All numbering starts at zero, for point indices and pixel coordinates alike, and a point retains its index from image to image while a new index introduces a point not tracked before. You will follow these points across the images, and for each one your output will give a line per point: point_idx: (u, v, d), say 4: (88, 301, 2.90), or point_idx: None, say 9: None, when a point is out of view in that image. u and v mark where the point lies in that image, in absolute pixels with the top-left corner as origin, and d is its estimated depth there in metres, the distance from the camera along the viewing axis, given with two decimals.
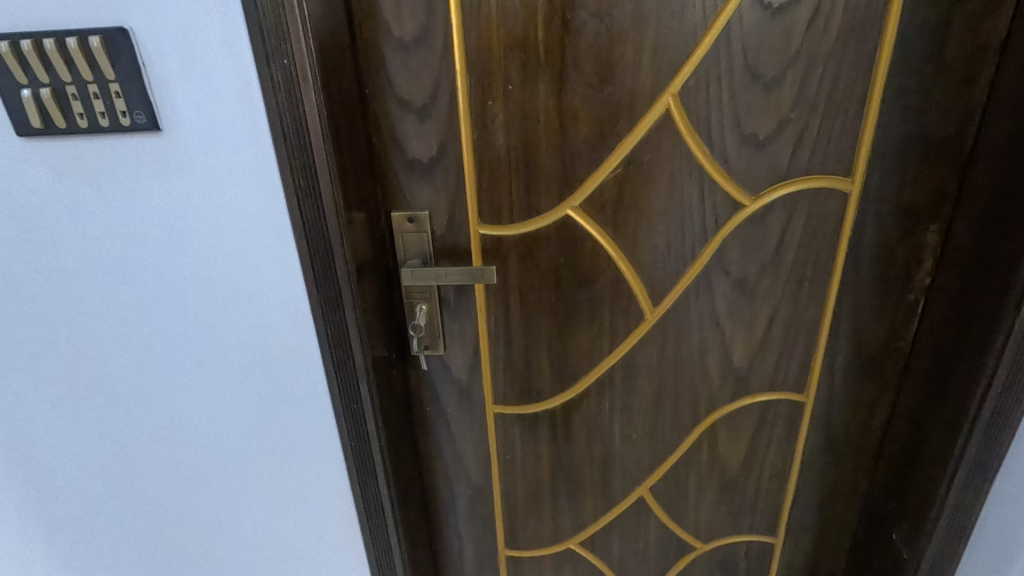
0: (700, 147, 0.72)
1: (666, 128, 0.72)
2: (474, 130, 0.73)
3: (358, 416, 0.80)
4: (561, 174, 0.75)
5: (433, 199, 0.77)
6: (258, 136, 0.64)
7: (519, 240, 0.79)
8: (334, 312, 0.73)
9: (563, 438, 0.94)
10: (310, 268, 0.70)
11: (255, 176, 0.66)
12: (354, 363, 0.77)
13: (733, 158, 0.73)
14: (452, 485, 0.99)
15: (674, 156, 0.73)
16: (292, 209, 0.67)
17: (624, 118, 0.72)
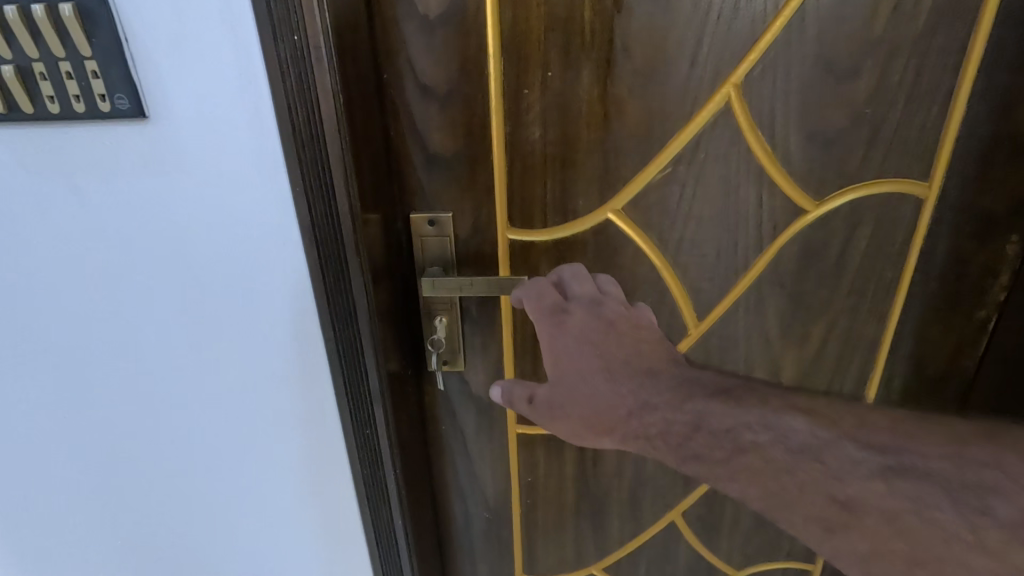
0: (761, 145, 0.64)
1: (723, 123, 0.64)
2: (507, 122, 0.65)
3: (370, 440, 0.72)
4: (603, 172, 0.67)
5: (456, 200, 0.69)
6: (262, 126, 0.55)
7: (552, 247, 0.71)
8: (347, 328, 0.64)
9: (591, 459, 0.87)
10: (320, 278, 0.61)
11: (259, 173, 0.57)
12: (368, 384, 0.68)
13: (797, 157, 0.65)
14: (467, 509, 0.92)
15: (731, 154, 0.65)
16: (301, 211, 0.58)
17: (678, 111, 0.63)
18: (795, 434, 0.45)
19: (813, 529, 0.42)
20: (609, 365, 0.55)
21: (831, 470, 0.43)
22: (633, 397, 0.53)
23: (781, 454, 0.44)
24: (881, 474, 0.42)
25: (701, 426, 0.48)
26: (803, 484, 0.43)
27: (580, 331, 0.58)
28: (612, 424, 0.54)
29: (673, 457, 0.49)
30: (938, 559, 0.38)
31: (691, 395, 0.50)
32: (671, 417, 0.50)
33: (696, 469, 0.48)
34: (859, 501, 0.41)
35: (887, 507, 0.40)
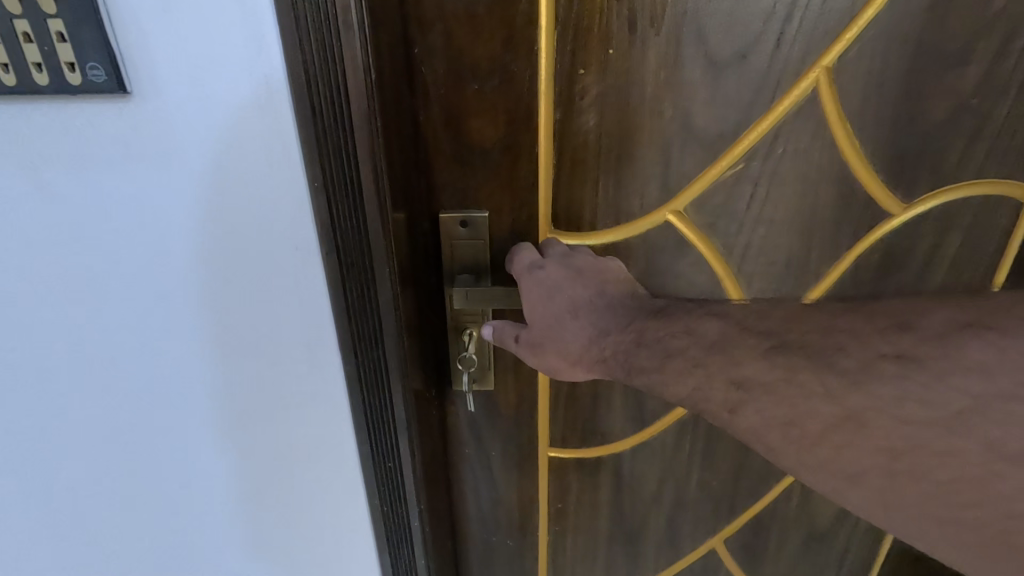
0: (851, 139, 0.56)
1: (809, 113, 0.55)
2: (557, 107, 0.55)
3: (392, 474, 0.64)
4: (665, 168, 0.58)
5: (493, 197, 0.59)
6: (272, 108, 0.45)
7: (601, 252, 0.62)
8: (370, 349, 0.56)
9: (629, 485, 0.79)
10: (340, 290, 0.52)
11: (270, 169, 0.48)
12: (393, 411, 0.60)
13: (887, 154, 0.57)
14: (490, 539, 0.83)
15: (813, 149, 0.57)
16: (322, 213, 0.49)
17: (759, 97, 0.54)
18: (707, 332, 0.48)
19: (719, 408, 0.46)
20: (576, 306, 0.55)
21: (727, 355, 0.46)
22: (594, 328, 0.54)
23: (687, 343, 0.48)
24: (765, 354, 0.44)
25: (641, 342, 0.51)
26: (710, 372, 0.46)
27: (556, 278, 0.56)
28: (570, 354, 0.55)
29: (621, 372, 0.51)
30: (806, 415, 0.42)
31: (635, 318, 0.53)
32: (619, 339, 0.52)
33: (641, 380, 0.50)
34: (752, 381, 0.44)
35: (770, 380, 0.43)
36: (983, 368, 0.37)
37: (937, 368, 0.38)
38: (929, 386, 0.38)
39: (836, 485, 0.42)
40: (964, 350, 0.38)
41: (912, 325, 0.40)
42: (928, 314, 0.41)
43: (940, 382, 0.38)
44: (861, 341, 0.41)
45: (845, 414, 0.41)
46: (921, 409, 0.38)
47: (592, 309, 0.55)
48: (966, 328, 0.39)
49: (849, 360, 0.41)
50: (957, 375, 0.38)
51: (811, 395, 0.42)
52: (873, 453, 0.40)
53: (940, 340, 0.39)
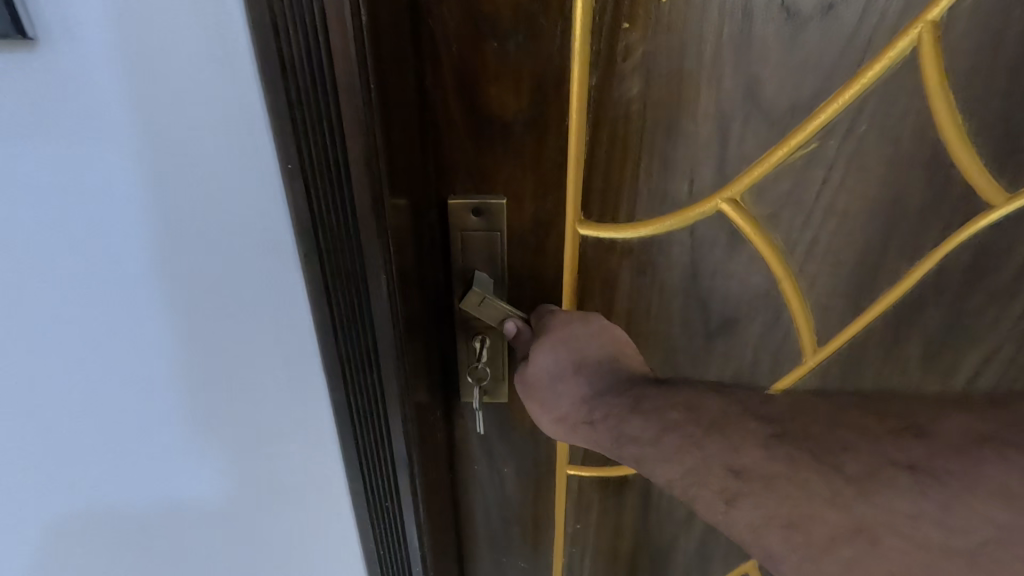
0: (952, 113, 0.46)
1: (904, 80, 0.45)
2: (595, 71, 0.45)
3: (389, 511, 0.56)
4: (721, 150, 0.48)
5: (512, 182, 0.50)
6: (232, 72, 0.36)
7: (636, 248, 0.53)
8: (363, 371, 0.47)
9: (655, 507, 0.71)
10: (325, 301, 0.44)
11: (234, 146, 0.39)
12: (390, 443, 0.51)
13: (992, 131, 0.47)
14: (500, 561, 0.75)
15: (904, 125, 0.47)
16: (298, 205, 0.40)
17: (843, 60, 0.44)
18: (706, 411, 0.40)
19: (715, 499, 0.37)
20: (581, 361, 0.49)
21: (724, 439, 0.38)
22: (592, 388, 0.47)
23: (683, 418, 0.41)
24: (765, 443, 0.37)
25: (636, 408, 0.43)
26: (707, 454, 0.38)
27: (569, 327, 0.50)
28: (557, 410, 0.49)
29: (608, 439, 0.44)
30: (810, 517, 0.33)
31: (640, 385, 0.45)
32: (614, 404, 0.45)
33: (631, 453, 0.43)
34: (752, 471, 0.36)
35: (772, 475, 0.35)
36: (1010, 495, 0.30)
37: (957, 487, 0.31)
38: (948, 506, 0.31)
39: None
40: (985, 472, 0.31)
41: (925, 430, 0.33)
42: (941, 419, 0.34)
43: (959, 502, 0.31)
44: (870, 443, 0.34)
45: (853, 525, 0.32)
46: (936, 530, 0.31)
47: (595, 368, 0.48)
48: (983, 443, 0.32)
49: (857, 464, 0.33)
50: (984, 502, 0.30)
51: (812, 495, 0.34)
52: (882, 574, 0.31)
53: (958, 451, 0.32)
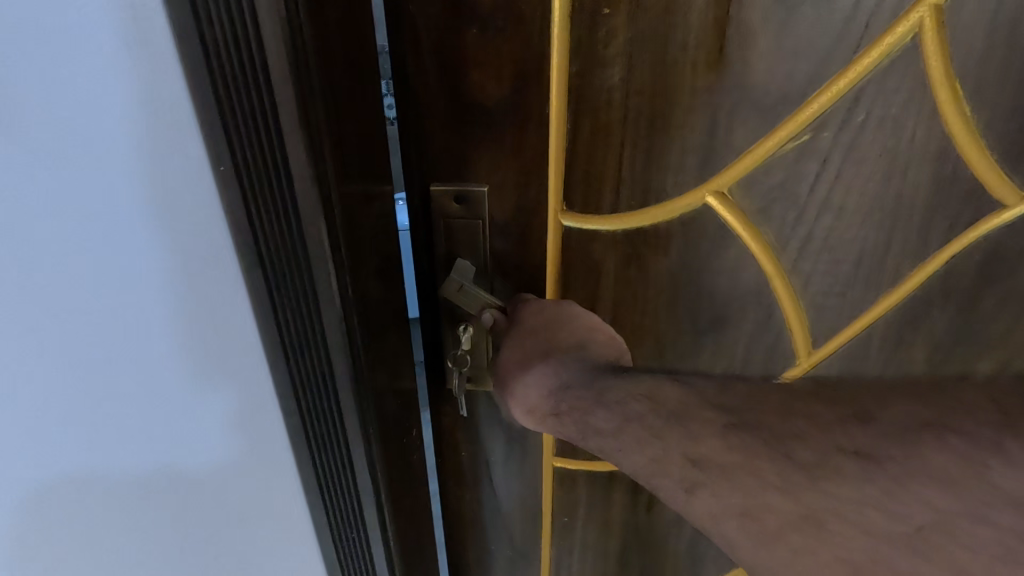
0: (958, 105, 0.43)
1: (904, 69, 0.42)
2: (575, 58, 0.45)
3: (351, 520, 0.54)
4: (708, 140, 0.46)
5: (494, 170, 0.50)
6: (153, 66, 0.34)
7: (621, 240, 0.52)
8: (317, 381, 0.46)
9: (644, 504, 0.70)
10: (272, 309, 0.42)
11: (160, 148, 0.36)
12: (350, 461, 0.50)
13: (1004, 122, 0.43)
14: (487, 549, 0.76)
15: (905, 117, 0.44)
16: (239, 217, 0.38)
17: (837, 47, 0.42)
18: (666, 400, 0.40)
19: (676, 488, 0.36)
20: (550, 351, 0.49)
21: (684, 429, 0.37)
22: (561, 378, 0.47)
23: (642, 411, 0.40)
24: (720, 433, 0.36)
25: (601, 398, 0.43)
26: (667, 446, 0.37)
27: (538, 318, 0.51)
28: (528, 400, 0.49)
29: (573, 429, 0.44)
30: (761, 507, 0.33)
31: (606, 375, 0.45)
32: (580, 396, 0.45)
33: (594, 442, 0.42)
34: (710, 461, 0.35)
35: (728, 464, 0.34)
36: (948, 480, 0.29)
37: (898, 469, 0.30)
38: (892, 492, 0.29)
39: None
40: (928, 460, 0.29)
41: (869, 416, 0.32)
42: (886, 402, 0.33)
43: (901, 487, 0.29)
44: (820, 430, 0.33)
45: (802, 511, 0.31)
46: (883, 518, 0.29)
47: (565, 359, 0.48)
48: (924, 428, 0.30)
49: (807, 451, 0.32)
50: (920, 484, 0.29)
51: (767, 485, 0.33)
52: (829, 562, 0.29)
53: (904, 438, 0.31)
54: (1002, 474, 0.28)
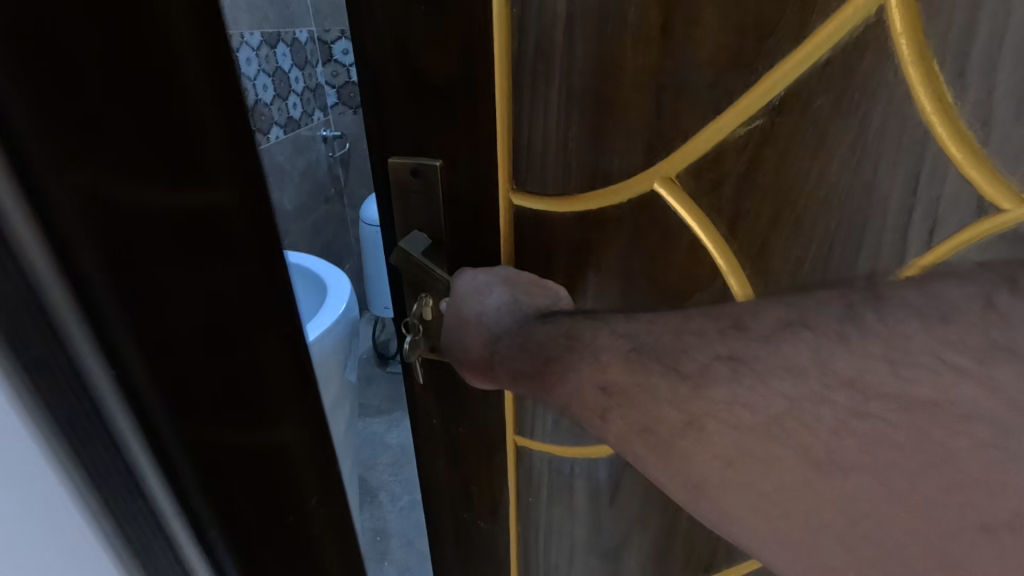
0: (936, 90, 0.37)
1: (867, 49, 0.37)
2: (516, 34, 0.45)
3: None
4: (653, 121, 0.44)
5: (448, 145, 0.51)
6: None
7: (570, 221, 0.52)
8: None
9: (607, 499, 0.69)
10: None
11: None
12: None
13: (1003, 110, 0.35)
14: (458, 514, 0.80)
15: (872, 104, 0.39)
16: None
17: (786, 23, 0.38)
18: (581, 336, 0.45)
19: (593, 415, 0.42)
20: (483, 312, 0.51)
21: (596, 360, 0.43)
22: (492, 331, 0.51)
23: (560, 349, 0.45)
24: (623, 355, 0.41)
25: (525, 343, 0.49)
26: (581, 379, 0.43)
27: (471, 285, 0.52)
28: (471, 352, 0.53)
29: (506, 377, 0.50)
30: (653, 421, 0.38)
31: (528, 324, 0.50)
32: (510, 344, 0.50)
33: (524, 386, 0.49)
34: (616, 387, 0.41)
35: (631, 386, 0.40)
36: (800, 370, 0.33)
37: (759, 365, 0.34)
38: (754, 386, 0.34)
39: (688, 494, 0.38)
40: (782, 351, 0.34)
41: (744, 325, 0.37)
42: (760, 312, 0.37)
43: (762, 384, 0.34)
44: (704, 343, 0.38)
45: (685, 419, 0.37)
46: (747, 414, 0.34)
47: (495, 316, 0.51)
48: (785, 329, 0.34)
49: (693, 361, 0.37)
50: (777, 379, 0.34)
51: (661, 401, 0.38)
52: (710, 459, 0.35)
53: (769, 339, 0.35)
54: (835, 354, 0.32)
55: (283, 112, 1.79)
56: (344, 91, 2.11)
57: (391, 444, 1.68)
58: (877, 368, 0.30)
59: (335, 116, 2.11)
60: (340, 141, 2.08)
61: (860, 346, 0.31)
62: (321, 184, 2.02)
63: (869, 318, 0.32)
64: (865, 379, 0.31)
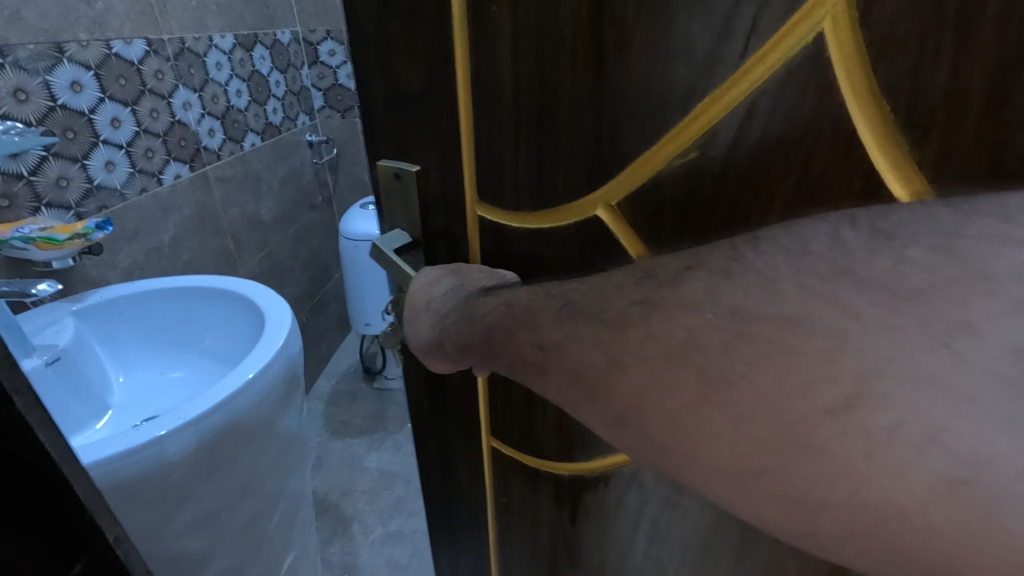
0: (870, 130, 0.34)
1: (793, 81, 0.35)
2: (472, 56, 0.47)
3: None
4: (593, 142, 0.45)
5: (421, 152, 0.55)
6: None
7: (527, 237, 0.53)
8: None
9: (569, 512, 0.67)
10: None
11: None
12: None
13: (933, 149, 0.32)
14: (449, 500, 0.83)
15: (804, 140, 0.36)
16: None
17: (707, 46, 0.36)
18: (517, 301, 0.41)
19: (534, 371, 0.38)
20: (431, 302, 0.52)
21: (530, 329, 0.38)
22: (439, 313, 0.50)
23: (499, 317, 0.42)
24: (554, 314, 0.36)
25: (468, 316, 0.46)
26: (516, 341, 0.39)
27: (422, 282, 0.54)
28: (424, 331, 0.52)
29: (455, 350, 0.47)
30: (579, 368, 0.34)
31: (470, 297, 0.48)
32: (454, 320, 0.47)
33: (474, 359, 0.46)
34: (553, 347, 0.35)
35: (556, 337, 0.35)
36: (712, 294, 0.29)
37: (664, 303, 0.30)
38: (658, 317, 0.30)
39: (615, 437, 0.34)
40: (679, 289, 0.30)
41: (654, 274, 0.33)
42: (670, 259, 0.33)
43: (670, 313, 0.30)
44: (617, 289, 0.34)
45: (608, 360, 0.32)
46: (652, 343, 0.30)
47: (443, 299, 0.51)
48: (682, 272, 0.31)
49: (616, 304, 0.33)
50: (683, 316, 0.29)
51: (581, 343, 0.34)
52: (628, 393, 0.31)
53: (671, 282, 0.31)
54: (723, 288, 0.29)
55: (261, 119, 1.83)
56: (332, 93, 2.22)
57: (369, 467, 1.77)
58: (750, 292, 0.28)
59: (318, 118, 2.21)
60: (325, 145, 2.18)
61: (745, 276, 0.28)
62: (305, 192, 2.08)
63: (748, 255, 0.29)
64: (743, 304, 0.28)
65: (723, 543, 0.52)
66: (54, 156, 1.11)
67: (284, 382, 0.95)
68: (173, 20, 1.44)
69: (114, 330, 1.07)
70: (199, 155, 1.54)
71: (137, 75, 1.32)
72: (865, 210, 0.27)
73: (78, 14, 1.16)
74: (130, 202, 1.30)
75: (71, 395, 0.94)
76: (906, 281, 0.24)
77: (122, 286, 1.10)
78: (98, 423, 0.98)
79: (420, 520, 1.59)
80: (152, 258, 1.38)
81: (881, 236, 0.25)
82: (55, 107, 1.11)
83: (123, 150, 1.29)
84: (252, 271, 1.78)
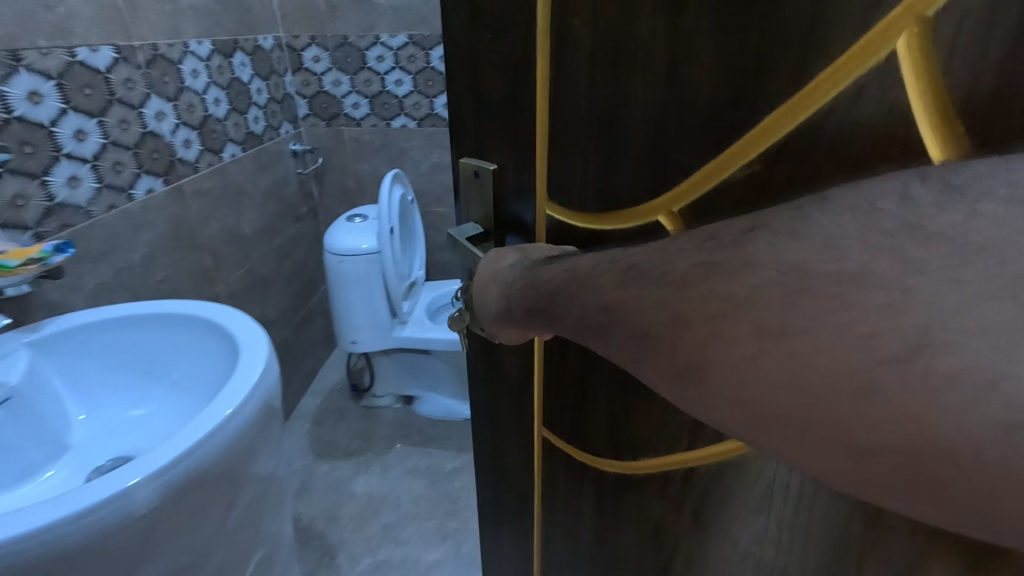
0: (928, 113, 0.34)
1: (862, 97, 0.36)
2: (553, 63, 0.51)
3: None
4: (660, 147, 0.47)
5: (500, 150, 0.60)
6: None
7: (589, 239, 0.56)
8: None
9: (611, 504, 0.69)
10: None
11: None
12: None
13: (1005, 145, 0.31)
14: (500, 486, 0.86)
15: (865, 153, 0.37)
16: None
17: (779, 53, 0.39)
18: (582, 264, 0.44)
19: (596, 328, 0.41)
20: (497, 273, 0.55)
21: (593, 294, 0.41)
22: (506, 281, 0.54)
23: (563, 280, 0.45)
24: (617, 275, 0.39)
25: (533, 281, 0.49)
26: (582, 301, 0.42)
27: (491, 260, 0.57)
28: (492, 297, 0.55)
29: (521, 309, 0.50)
30: (642, 328, 0.37)
31: (536, 265, 0.51)
32: (521, 288, 0.51)
33: (542, 321, 0.49)
34: (619, 308, 0.38)
35: (619, 300, 0.38)
36: (774, 251, 0.32)
37: (733, 260, 0.33)
38: (723, 276, 0.33)
39: (682, 394, 0.37)
40: (744, 250, 0.33)
41: (717, 235, 0.35)
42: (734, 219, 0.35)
43: (735, 267, 0.33)
44: (678, 251, 0.36)
45: (672, 317, 0.35)
46: (714, 298, 0.33)
47: (509, 271, 0.54)
48: (744, 233, 0.34)
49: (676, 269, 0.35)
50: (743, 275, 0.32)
51: (644, 303, 0.37)
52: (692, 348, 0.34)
53: (734, 242, 0.34)
54: (789, 246, 0.31)
55: (240, 128, 1.84)
56: (317, 100, 2.27)
57: (356, 492, 1.80)
58: (813, 249, 0.30)
59: (301, 127, 2.28)
60: (309, 154, 2.23)
61: (812, 235, 0.31)
62: (288, 203, 2.15)
63: (814, 214, 0.31)
64: (808, 263, 0.30)
65: (765, 546, 0.52)
66: (10, 172, 1.05)
67: (261, 417, 0.83)
68: (145, 25, 1.41)
69: (77, 363, 1.00)
70: (174, 167, 1.51)
71: (104, 84, 1.28)
72: (938, 166, 0.29)
73: (39, 18, 1.11)
74: (96, 219, 1.25)
75: (21, 437, 0.89)
76: (975, 233, 0.26)
77: (83, 314, 1.03)
78: (53, 468, 0.93)
79: (408, 550, 1.62)
80: (120, 278, 1.33)
81: (952, 190, 0.28)
82: (11, 119, 1.06)
83: (89, 163, 1.23)
84: (231, 287, 1.79)
